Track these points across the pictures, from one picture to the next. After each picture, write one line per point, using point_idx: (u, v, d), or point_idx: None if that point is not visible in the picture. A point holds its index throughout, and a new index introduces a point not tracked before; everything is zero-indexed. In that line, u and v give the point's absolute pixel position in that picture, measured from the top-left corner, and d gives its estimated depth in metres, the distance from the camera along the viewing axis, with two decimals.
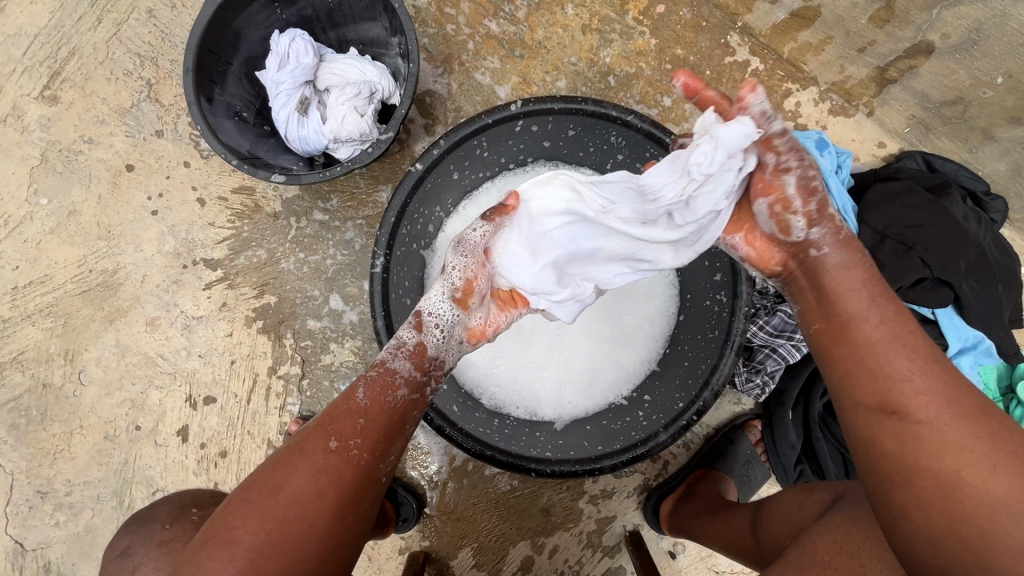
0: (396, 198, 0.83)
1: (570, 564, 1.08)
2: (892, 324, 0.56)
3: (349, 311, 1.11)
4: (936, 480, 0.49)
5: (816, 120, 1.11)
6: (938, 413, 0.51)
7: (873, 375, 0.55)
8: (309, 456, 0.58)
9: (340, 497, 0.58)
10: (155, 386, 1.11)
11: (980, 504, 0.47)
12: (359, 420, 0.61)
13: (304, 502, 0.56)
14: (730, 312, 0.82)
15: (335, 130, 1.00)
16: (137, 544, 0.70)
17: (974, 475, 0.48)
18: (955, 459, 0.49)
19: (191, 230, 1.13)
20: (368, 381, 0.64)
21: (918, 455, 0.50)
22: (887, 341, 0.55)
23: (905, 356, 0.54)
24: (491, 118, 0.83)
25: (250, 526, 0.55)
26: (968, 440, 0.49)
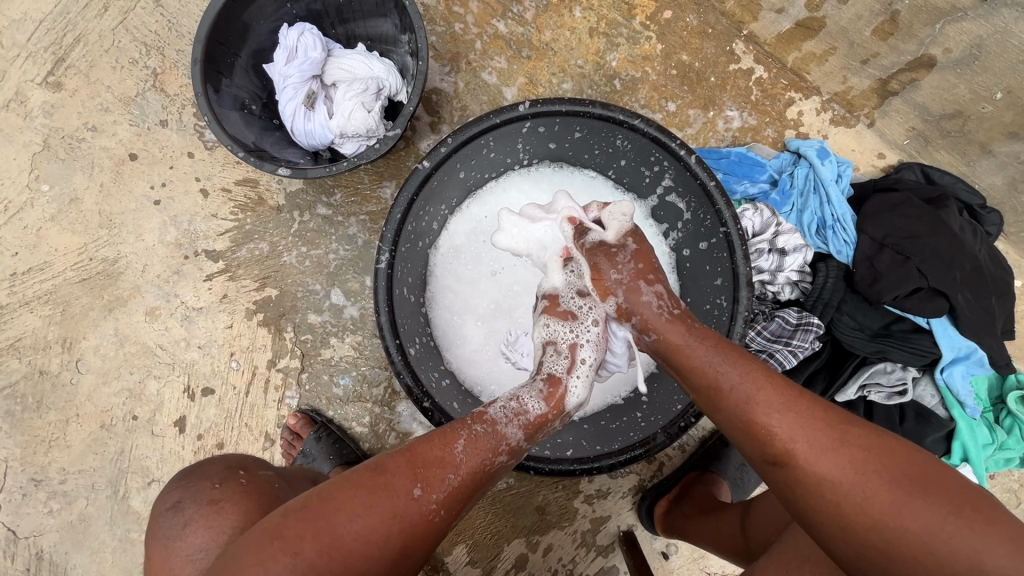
0: (402, 195, 0.83)
1: (563, 562, 1.09)
2: (757, 369, 0.62)
3: (350, 306, 1.11)
4: (837, 497, 0.53)
5: (818, 130, 1.13)
6: (823, 440, 0.56)
7: (775, 415, 0.58)
8: (393, 494, 0.57)
9: (408, 551, 0.57)
10: (152, 376, 1.11)
11: (884, 508, 0.51)
12: (448, 474, 0.61)
13: (373, 542, 0.55)
14: (730, 316, 0.83)
15: (342, 125, 1.01)
16: (188, 500, 0.70)
17: (876, 487, 0.52)
18: (837, 456, 0.54)
19: (193, 221, 1.12)
20: (470, 433, 0.65)
21: (813, 474, 0.55)
22: (746, 380, 0.61)
23: (772, 392, 0.60)
24: (499, 118, 0.84)
25: (317, 544, 0.54)
26: (843, 444, 0.55)
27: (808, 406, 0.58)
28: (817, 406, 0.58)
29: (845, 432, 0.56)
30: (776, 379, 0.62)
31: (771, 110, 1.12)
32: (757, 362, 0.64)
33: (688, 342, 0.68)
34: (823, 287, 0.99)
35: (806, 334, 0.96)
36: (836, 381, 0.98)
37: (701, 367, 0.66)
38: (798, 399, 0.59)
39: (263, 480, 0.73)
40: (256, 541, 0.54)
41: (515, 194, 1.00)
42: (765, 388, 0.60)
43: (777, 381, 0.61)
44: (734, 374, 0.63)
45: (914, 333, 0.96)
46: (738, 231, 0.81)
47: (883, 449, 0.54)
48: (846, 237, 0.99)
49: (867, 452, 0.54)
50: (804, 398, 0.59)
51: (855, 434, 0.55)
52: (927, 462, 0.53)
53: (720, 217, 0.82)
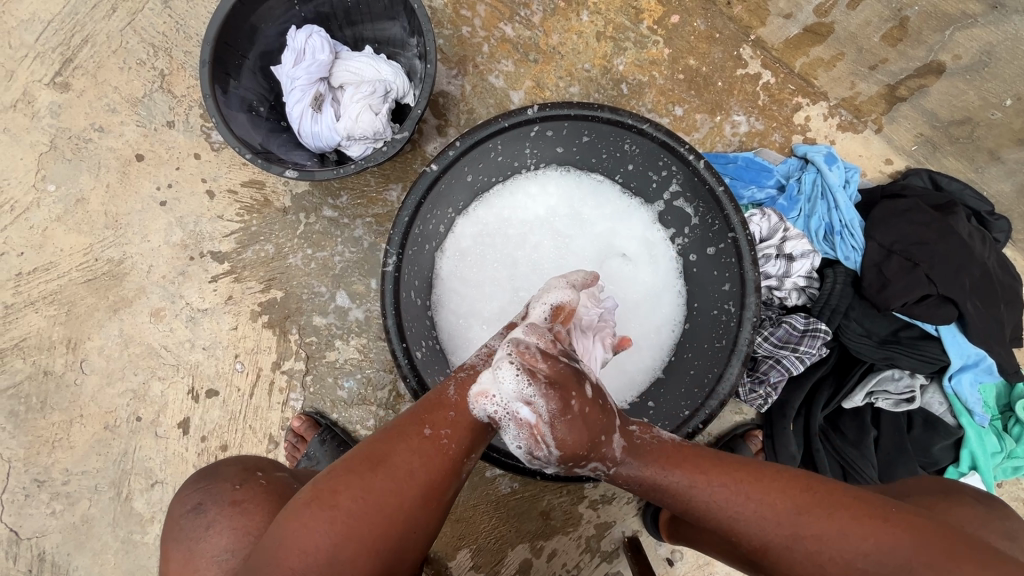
0: (410, 197, 0.83)
1: (567, 568, 1.08)
2: (710, 483, 0.58)
3: (355, 308, 1.11)
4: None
5: (825, 135, 1.12)
6: (806, 547, 0.53)
7: (730, 522, 0.56)
8: (405, 438, 0.58)
9: (436, 481, 0.57)
10: (157, 377, 1.10)
11: None
12: (450, 413, 0.61)
13: (402, 481, 0.55)
14: (738, 321, 0.82)
15: (349, 127, 1.01)
16: (209, 502, 0.69)
17: (841, 571, 0.52)
18: (800, 554, 0.53)
19: (199, 222, 1.12)
20: (457, 378, 0.64)
21: None
22: (693, 484, 0.59)
23: (719, 495, 0.57)
24: (508, 121, 0.84)
25: (351, 493, 0.54)
26: (799, 537, 0.53)
27: (753, 497, 0.56)
28: (764, 493, 0.56)
29: (798, 517, 0.54)
30: (719, 472, 0.59)
31: (778, 116, 1.12)
32: (708, 472, 0.59)
33: (643, 469, 0.61)
34: (831, 292, 0.98)
35: (813, 340, 0.95)
36: (842, 387, 0.99)
37: (661, 491, 0.60)
38: (744, 493, 0.56)
39: (283, 481, 0.73)
40: (294, 507, 0.54)
41: (521, 198, 1.00)
42: (710, 491, 0.58)
43: (720, 477, 0.58)
44: (680, 480, 0.59)
45: (922, 340, 0.96)
46: (747, 236, 0.81)
47: (838, 528, 0.53)
48: (854, 242, 0.99)
49: (847, 545, 0.52)
50: (767, 501, 0.56)
51: (807, 519, 0.54)
52: (905, 537, 0.51)
53: (729, 222, 0.82)
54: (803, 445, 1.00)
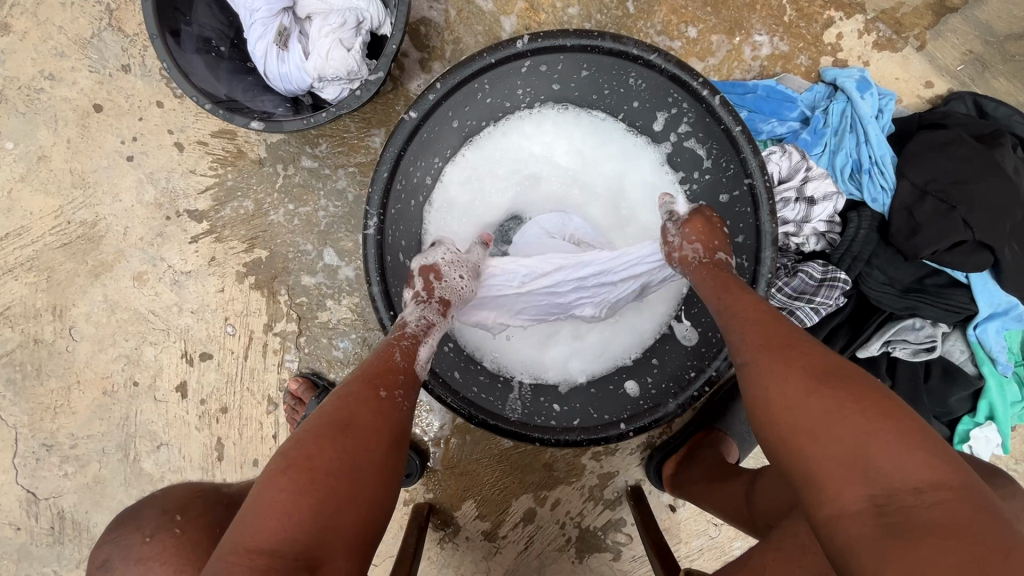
0: (389, 149, 0.74)
1: (571, 516, 1.10)
2: (746, 302, 0.62)
3: (345, 267, 1.06)
4: (792, 415, 0.52)
5: (858, 56, 0.99)
6: (777, 357, 0.55)
7: (741, 327, 0.60)
8: (365, 404, 0.58)
9: (396, 442, 0.58)
10: (148, 342, 1.08)
11: (810, 404, 0.51)
12: (400, 378, 0.63)
13: (369, 441, 0.56)
14: (751, 279, 0.76)
15: (320, 67, 0.90)
16: (117, 556, 0.70)
17: (810, 388, 0.52)
18: (787, 360, 0.55)
19: (171, 178, 1.04)
20: (403, 346, 0.67)
21: (773, 386, 0.54)
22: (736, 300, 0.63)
23: (748, 309, 0.61)
24: (494, 57, 0.73)
25: (326, 455, 0.53)
26: (794, 351, 0.55)
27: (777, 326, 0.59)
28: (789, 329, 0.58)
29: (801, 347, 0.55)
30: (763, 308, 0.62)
31: (806, 34, 0.98)
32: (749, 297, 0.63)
33: (700, 273, 0.69)
34: (853, 240, 0.90)
35: (830, 290, 0.89)
36: (859, 336, 0.93)
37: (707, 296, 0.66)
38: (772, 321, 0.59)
39: (198, 526, 0.72)
40: (271, 479, 0.52)
41: (516, 140, 0.90)
42: (740, 304, 0.62)
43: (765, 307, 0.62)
44: (717, 295, 0.65)
45: (949, 287, 0.89)
46: (765, 182, 0.72)
47: (830, 367, 0.53)
48: (884, 182, 0.89)
49: (830, 373, 0.52)
50: (774, 327, 0.58)
51: (808, 350, 0.55)
52: (892, 406, 0.50)
53: (747, 168, 0.73)
54: None
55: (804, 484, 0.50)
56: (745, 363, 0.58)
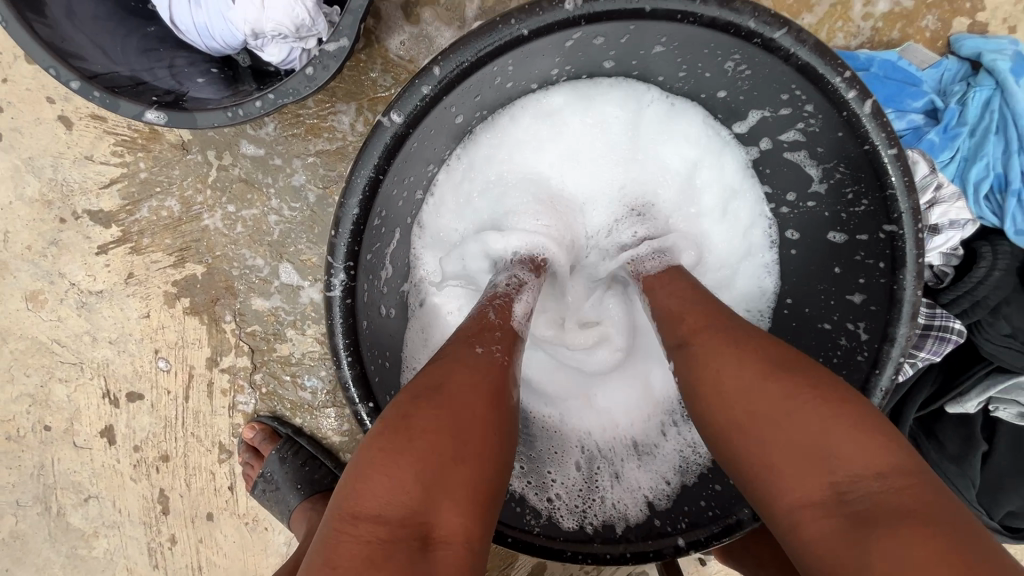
0: (359, 173, 0.48)
1: (587, 570, 0.95)
2: (685, 295, 0.55)
3: (308, 288, 0.81)
4: (744, 423, 0.45)
5: (1005, 18, 0.72)
6: (729, 353, 0.48)
7: (674, 324, 0.54)
8: (456, 372, 0.46)
9: (499, 416, 0.46)
10: (57, 379, 0.84)
11: (754, 411, 0.45)
12: (496, 334, 0.51)
13: (468, 417, 0.44)
14: (870, 362, 0.55)
15: (255, 18, 0.61)
16: None
17: (752, 386, 0.46)
18: (735, 359, 0.48)
19: (59, 166, 0.76)
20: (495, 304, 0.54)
21: (716, 393, 0.47)
22: (674, 300, 0.56)
23: (685, 301, 0.55)
24: (528, 27, 0.46)
25: (426, 419, 0.43)
26: (739, 353, 0.48)
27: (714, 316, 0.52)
28: (722, 321, 0.51)
29: (745, 348, 0.48)
30: (693, 296, 0.55)
31: None
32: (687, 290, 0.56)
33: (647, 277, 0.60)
34: (982, 282, 0.68)
35: (940, 344, 0.69)
36: (951, 389, 0.76)
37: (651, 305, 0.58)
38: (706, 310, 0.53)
39: None
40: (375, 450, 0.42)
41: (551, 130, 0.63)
42: (677, 301, 0.55)
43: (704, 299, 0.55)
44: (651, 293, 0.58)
45: None
46: (918, 236, 0.49)
47: (776, 362, 0.46)
48: None
49: (783, 376, 0.45)
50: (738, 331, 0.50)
51: (755, 347, 0.48)
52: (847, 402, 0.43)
53: (888, 211, 0.50)
54: None
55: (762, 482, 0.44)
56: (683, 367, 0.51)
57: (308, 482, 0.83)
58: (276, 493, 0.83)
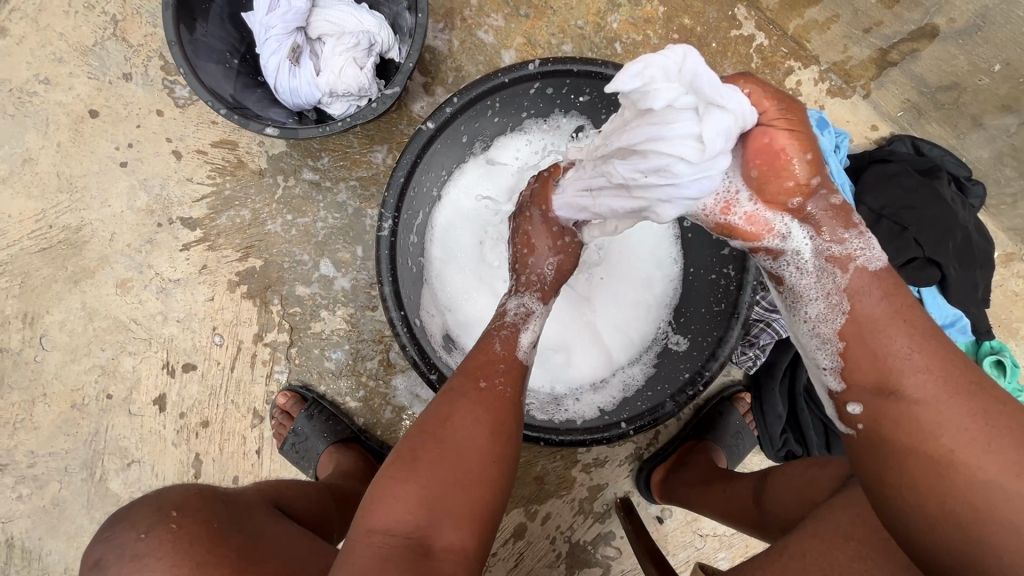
0: (405, 156, 0.78)
1: (562, 530, 1.10)
2: (913, 338, 0.52)
3: (340, 277, 1.06)
4: (956, 477, 0.47)
5: (815, 100, 1.12)
6: (938, 376, 0.50)
7: (873, 352, 0.53)
8: (465, 399, 0.62)
9: (497, 428, 0.61)
10: (127, 352, 1.03)
11: (964, 469, 0.47)
12: (500, 365, 0.67)
13: (469, 432, 0.59)
14: (737, 286, 0.82)
15: (332, 82, 0.94)
16: (110, 554, 0.58)
17: (965, 444, 0.47)
18: (945, 396, 0.49)
19: (166, 185, 1.04)
20: (501, 334, 0.71)
21: (929, 440, 0.48)
22: (911, 342, 0.52)
23: (929, 357, 0.51)
24: (508, 77, 0.79)
25: (429, 451, 0.57)
26: (955, 404, 0.48)
27: (935, 343, 0.52)
28: (949, 353, 0.51)
29: (963, 392, 0.49)
30: (915, 313, 0.53)
31: (771, 80, 1.11)
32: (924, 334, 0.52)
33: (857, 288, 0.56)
34: None
35: None
36: None
37: (877, 336, 0.53)
38: (926, 336, 0.52)
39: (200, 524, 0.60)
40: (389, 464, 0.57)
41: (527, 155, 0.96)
42: (894, 320, 0.53)
43: (924, 326, 0.53)
44: (884, 301, 0.54)
45: None
46: None
47: (984, 411, 0.48)
48: None
49: (1005, 440, 0.47)
50: (935, 344, 0.52)
51: (981, 399, 0.48)
52: None
53: None
54: (789, 404, 1.06)
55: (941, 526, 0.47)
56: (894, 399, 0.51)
57: (331, 433, 1.02)
58: (303, 445, 1.01)
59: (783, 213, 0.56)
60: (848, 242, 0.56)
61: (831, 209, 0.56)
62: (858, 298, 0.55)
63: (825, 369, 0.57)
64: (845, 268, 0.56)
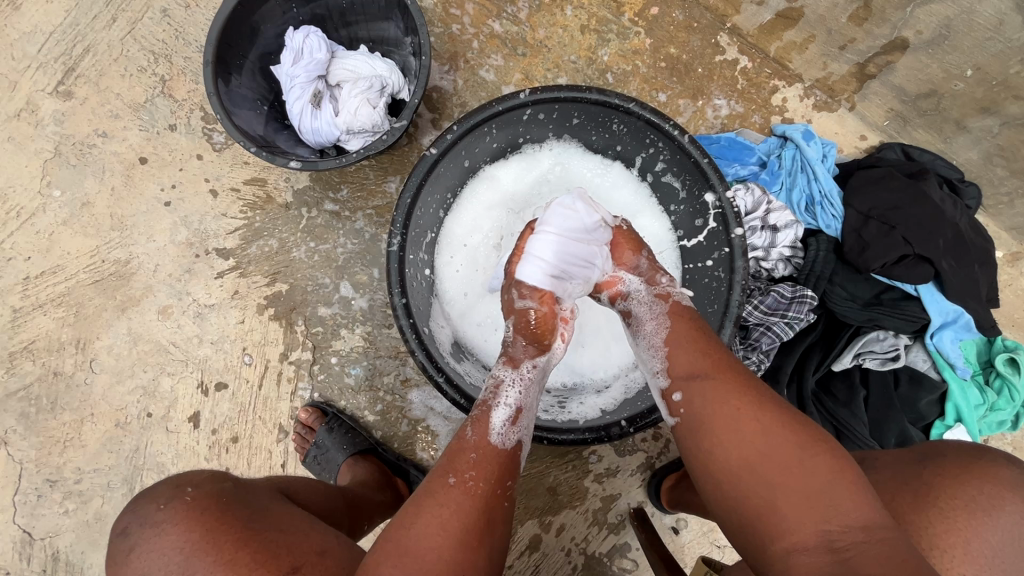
0: (411, 179, 0.87)
1: (576, 542, 1.11)
2: (698, 349, 0.68)
3: (359, 298, 1.14)
4: (741, 454, 0.59)
5: (802, 115, 1.18)
6: (713, 380, 0.65)
7: (677, 362, 0.68)
8: (431, 498, 0.61)
9: (465, 528, 0.59)
10: (166, 373, 1.12)
11: (748, 446, 0.59)
12: (472, 455, 0.66)
13: (434, 535, 0.58)
14: (727, 286, 0.86)
15: (349, 121, 1.05)
16: (133, 525, 0.65)
17: (746, 425, 0.60)
18: (723, 389, 0.64)
19: (204, 221, 1.15)
20: (474, 419, 0.70)
21: (719, 426, 0.62)
22: (697, 350, 0.68)
23: (709, 360, 0.67)
24: (502, 105, 0.88)
25: (392, 562, 0.57)
26: (731, 395, 0.63)
27: (717, 353, 0.68)
28: (727, 360, 0.67)
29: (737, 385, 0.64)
30: (703, 334, 0.71)
31: (757, 98, 1.17)
32: (706, 344, 0.69)
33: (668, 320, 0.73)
34: (815, 260, 1.03)
35: (801, 306, 0.99)
36: (832, 350, 1.02)
37: (675, 349, 0.70)
38: (711, 348, 0.69)
39: (210, 499, 0.67)
40: None
41: (527, 177, 1.03)
42: (688, 338, 0.70)
43: (708, 342, 0.70)
44: (681, 325, 0.72)
45: (903, 300, 1.00)
46: (731, 205, 0.85)
47: (755, 399, 0.62)
48: (834, 211, 1.04)
49: (768, 418, 0.61)
50: (710, 353, 0.68)
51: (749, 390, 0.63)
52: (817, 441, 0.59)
53: (715, 194, 0.87)
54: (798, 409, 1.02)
55: (757, 519, 0.57)
56: (691, 393, 0.65)
57: (350, 447, 1.07)
58: (324, 458, 1.06)
59: (627, 276, 0.81)
60: (664, 285, 0.78)
61: (648, 269, 0.80)
62: (668, 320, 0.73)
63: (658, 371, 0.70)
64: (665, 299, 0.76)
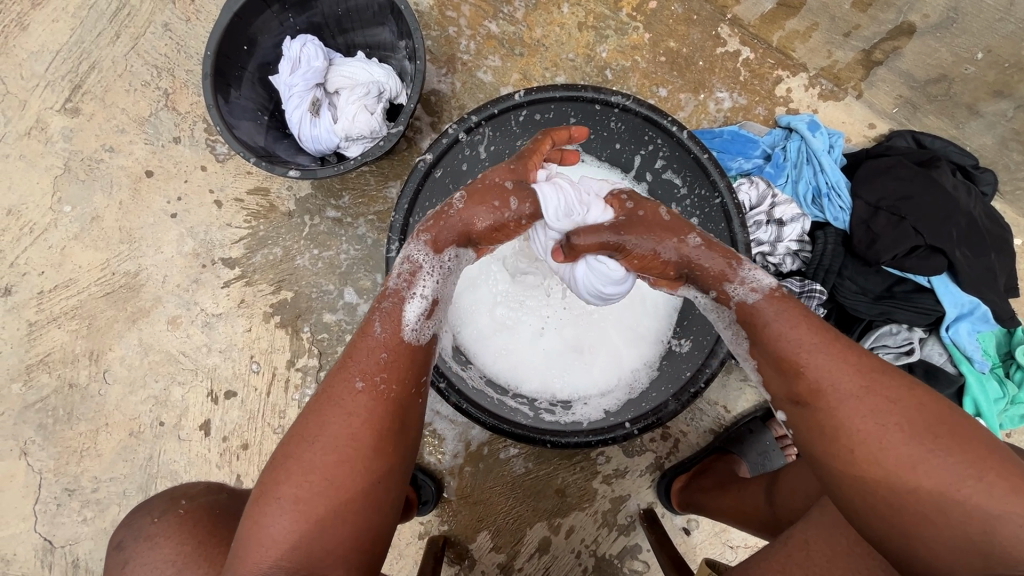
0: (408, 185, 0.86)
1: (587, 544, 1.10)
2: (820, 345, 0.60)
3: (363, 303, 1.15)
4: (881, 470, 0.54)
5: (808, 105, 1.15)
6: (863, 400, 0.56)
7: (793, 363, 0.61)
8: (337, 404, 0.62)
9: (374, 436, 0.61)
10: (177, 383, 1.14)
11: (888, 464, 0.54)
12: (382, 356, 0.65)
13: (342, 446, 0.60)
14: None
15: (347, 128, 1.05)
16: (129, 538, 0.66)
17: (889, 441, 0.54)
18: (858, 393, 0.57)
19: (209, 231, 1.17)
20: (382, 313, 0.68)
21: (854, 437, 0.56)
22: (819, 350, 0.60)
23: (841, 363, 0.59)
24: (496, 108, 0.88)
25: (296, 478, 0.59)
26: (865, 401, 0.56)
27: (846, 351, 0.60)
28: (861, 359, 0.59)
29: (871, 389, 0.57)
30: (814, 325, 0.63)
31: (760, 90, 1.15)
32: (828, 339, 0.61)
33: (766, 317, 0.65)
34: (823, 253, 1.01)
35: (809, 301, 0.97)
36: None
37: (780, 342, 0.62)
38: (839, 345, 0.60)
39: (202, 511, 0.68)
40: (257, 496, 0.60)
41: None
42: (802, 338, 0.61)
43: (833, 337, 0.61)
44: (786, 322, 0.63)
45: (916, 292, 0.98)
46: (733, 199, 0.84)
47: (898, 407, 0.55)
48: (842, 203, 1.02)
49: (910, 428, 0.54)
50: (835, 350, 0.60)
51: (884, 393, 0.56)
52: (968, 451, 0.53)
53: (717, 190, 0.85)
54: None
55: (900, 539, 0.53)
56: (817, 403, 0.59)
57: None
58: None
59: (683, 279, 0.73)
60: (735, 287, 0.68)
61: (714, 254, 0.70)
62: (760, 320, 0.65)
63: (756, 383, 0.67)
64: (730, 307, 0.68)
